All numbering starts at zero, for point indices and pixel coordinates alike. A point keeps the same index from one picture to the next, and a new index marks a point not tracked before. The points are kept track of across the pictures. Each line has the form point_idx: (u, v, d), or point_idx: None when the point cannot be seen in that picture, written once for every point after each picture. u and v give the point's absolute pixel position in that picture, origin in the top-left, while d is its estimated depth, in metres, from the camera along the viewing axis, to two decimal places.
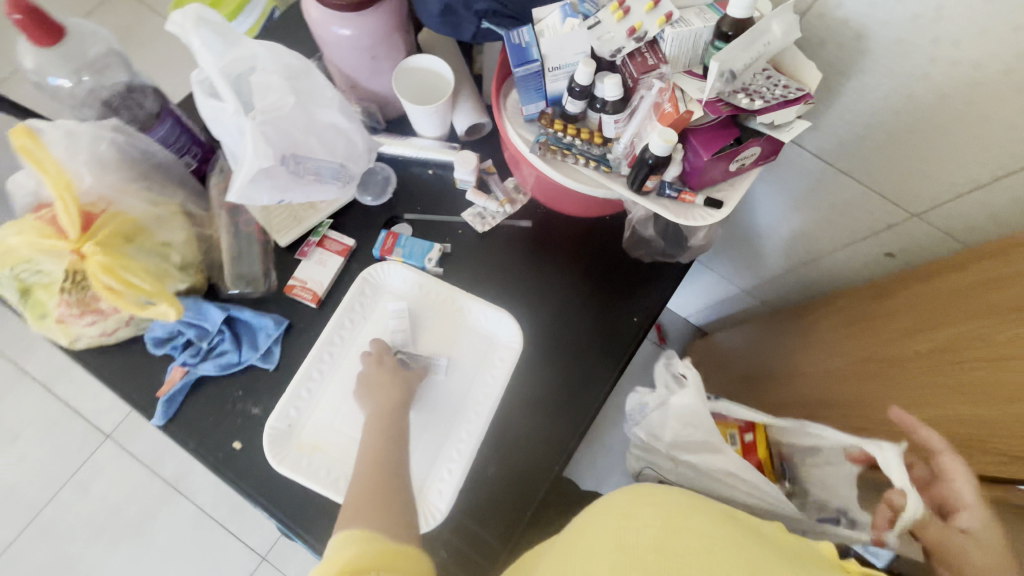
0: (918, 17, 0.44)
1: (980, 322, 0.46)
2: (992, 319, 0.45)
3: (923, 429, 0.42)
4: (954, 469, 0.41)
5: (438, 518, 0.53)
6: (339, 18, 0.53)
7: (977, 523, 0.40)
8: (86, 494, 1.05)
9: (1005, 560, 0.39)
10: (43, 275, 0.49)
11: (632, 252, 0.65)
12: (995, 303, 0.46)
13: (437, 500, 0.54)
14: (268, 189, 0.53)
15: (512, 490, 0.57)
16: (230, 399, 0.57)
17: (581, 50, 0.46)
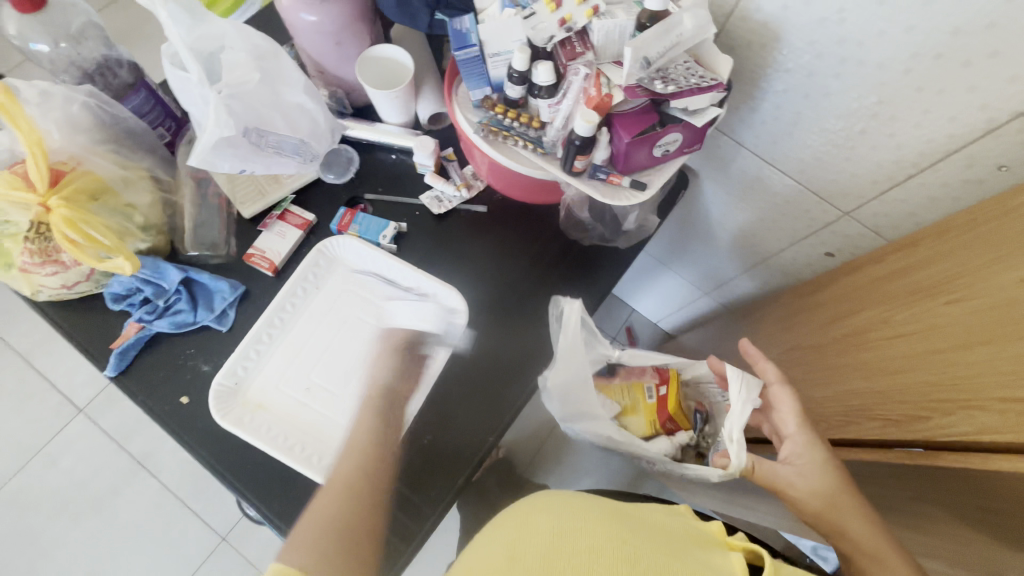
0: (825, 20, 0.47)
1: (886, 306, 0.50)
2: (894, 304, 0.49)
3: (761, 362, 0.50)
4: (779, 398, 0.48)
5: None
6: (305, 5, 0.57)
7: (796, 450, 0.46)
8: (54, 467, 1.07)
9: (827, 479, 0.44)
10: (9, 226, 0.52)
11: (569, 233, 0.68)
12: (896, 289, 0.49)
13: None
14: (230, 158, 0.57)
15: (447, 458, 0.58)
16: (182, 356, 0.59)
17: (517, 38, 0.50)
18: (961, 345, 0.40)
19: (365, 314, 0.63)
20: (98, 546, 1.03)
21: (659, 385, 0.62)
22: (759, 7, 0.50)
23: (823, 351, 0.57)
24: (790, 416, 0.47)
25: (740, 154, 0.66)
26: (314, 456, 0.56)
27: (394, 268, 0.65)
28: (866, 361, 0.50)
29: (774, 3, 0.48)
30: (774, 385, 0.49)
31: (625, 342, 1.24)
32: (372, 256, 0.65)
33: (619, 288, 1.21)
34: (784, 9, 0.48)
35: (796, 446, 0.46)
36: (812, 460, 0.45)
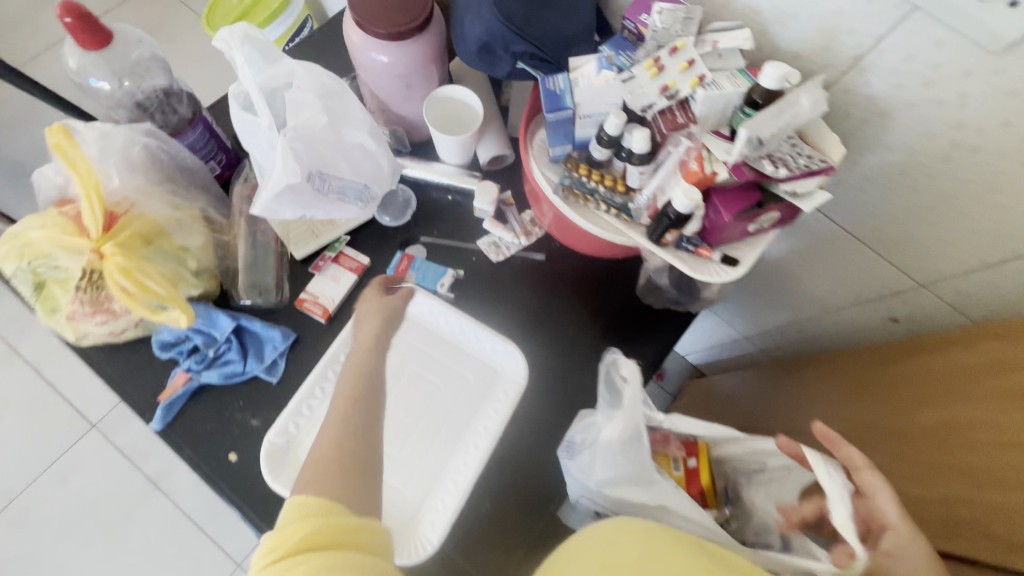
0: (942, 103, 0.44)
1: (981, 403, 0.47)
2: (992, 403, 0.46)
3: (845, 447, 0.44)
4: (872, 486, 0.42)
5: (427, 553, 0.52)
6: (377, 44, 0.54)
7: (902, 542, 0.40)
8: (65, 485, 1.03)
9: None
10: (59, 271, 0.49)
11: (645, 298, 0.65)
12: (992, 387, 0.47)
13: (429, 532, 0.53)
14: (291, 205, 0.54)
15: (500, 524, 0.57)
16: (230, 409, 0.56)
17: (613, 101, 0.48)
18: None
19: (423, 367, 0.62)
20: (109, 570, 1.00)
21: (687, 456, 0.55)
22: (868, 81, 0.47)
23: (895, 441, 0.55)
24: (887, 502, 0.41)
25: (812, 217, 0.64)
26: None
27: (453, 319, 0.62)
28: (960, 462, 0.47)
29: (886, 78, 0.46)
30: (863, 469, 0.43)
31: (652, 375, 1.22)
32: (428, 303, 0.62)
33: None
34: (898, 87, 0.46)
35: (901, 538, 0.40)
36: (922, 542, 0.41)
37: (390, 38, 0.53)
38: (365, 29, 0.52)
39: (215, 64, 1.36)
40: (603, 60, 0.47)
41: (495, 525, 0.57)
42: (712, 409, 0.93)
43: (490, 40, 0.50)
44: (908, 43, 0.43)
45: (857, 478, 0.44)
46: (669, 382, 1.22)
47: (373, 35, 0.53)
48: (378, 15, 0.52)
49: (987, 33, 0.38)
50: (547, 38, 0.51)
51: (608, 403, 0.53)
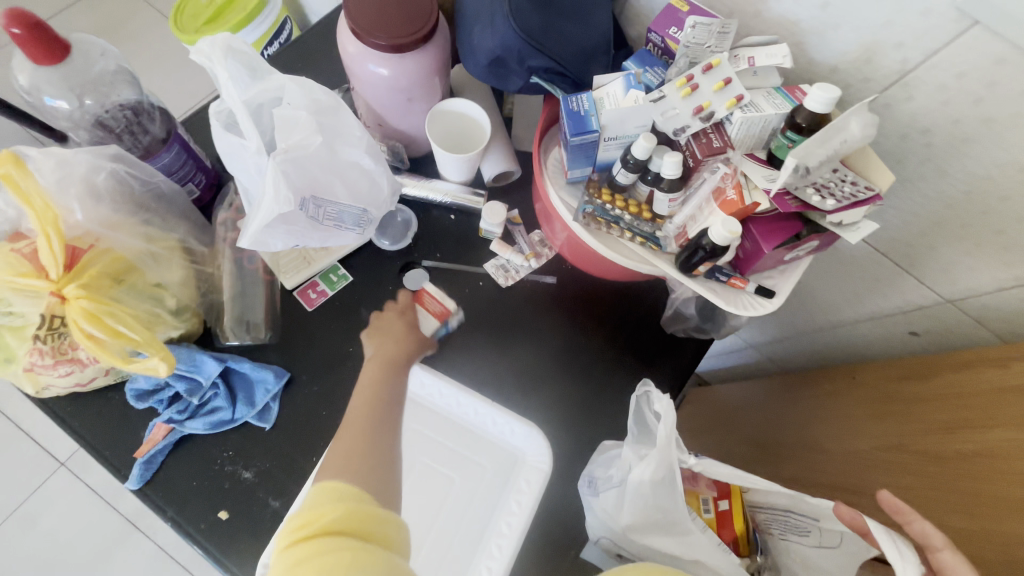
0: (992, 121, 0.41)
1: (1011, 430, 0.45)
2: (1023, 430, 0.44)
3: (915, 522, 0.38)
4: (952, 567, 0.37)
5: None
6: (377, 56, 0.48)
7: None
8: (33, 528, 0.95)
9: None
10: (14, 317, 0.43)
11: (669, 327, 0.61)
12: None
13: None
14: (284, 235, 0.48)
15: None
16: (218, 460, 0.51)
17: (643, 122, 0.43)
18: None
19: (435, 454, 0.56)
20: None
21: (719, 498, 0.56)
22: (911, 97, 0.44)
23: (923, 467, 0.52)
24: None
25: None
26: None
27: (468, 403, 0.56)
28: (1007, 495, 0.43)
29: (933, 95, 0.43)
30: (941, 550, 0.38)
31: None
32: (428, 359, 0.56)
33: None
34: (944, 104, 0.43)
35: None
36: None
37: (390, 50, 0.47)
38: (362, 39, 0.47)
39: (187, 66, 1.28)
40: (631, 78, 0.43)
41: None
42: (719, 420, 0.90)
43: (504, 53, 0.46)
44: (962, 58, 0.40)
45: (932, 560, 0.38)
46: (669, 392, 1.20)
47: (372, 46, 0.47)
48: (377, 24, 0.46)
49: None
50: (567, 52, 0.46)
51: (637, 439, 0.49)
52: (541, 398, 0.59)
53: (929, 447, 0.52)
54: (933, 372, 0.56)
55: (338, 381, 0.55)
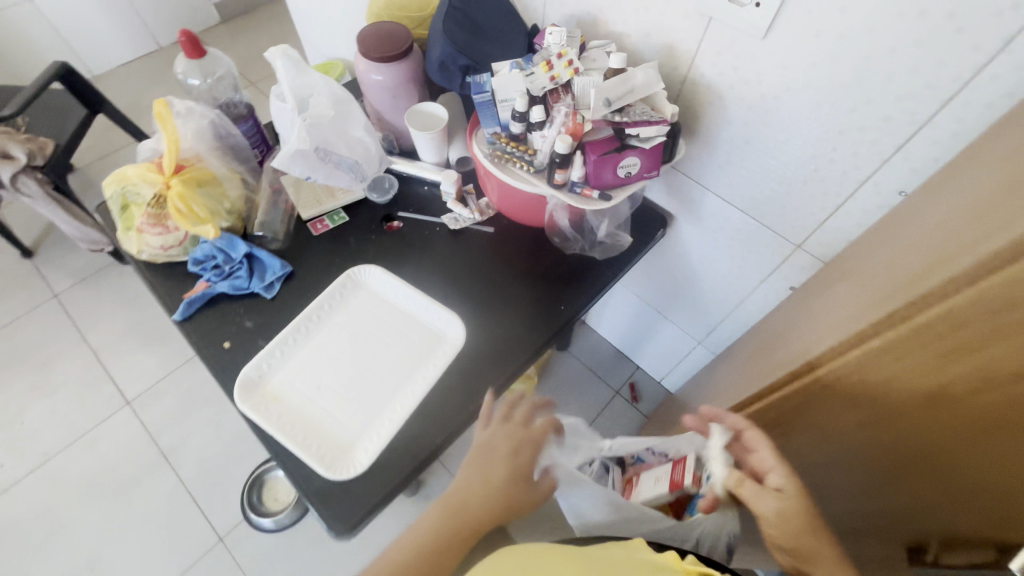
0: (747, 81, 0.63)
1: (843, 298, 0.49)
2: (849, 295, 0.48)
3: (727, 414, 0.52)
4: (755, 440, 0.49)
5: (358, 471, 0.62)
6: (375, 68, 0.79)
7: (781, 481, 0.47)
8: (92, 451, 1.19)
9: (803, 511, 0.45)
10: (140, 197, 0.72)
11: (552, 237, 0.82)
12: (860, 277, 0.49)
13: (364, 455, 0.63)
14: (302, 166, 0.76)
15: (425, 449, 0.64)
16: (232, 312, 0.73)
17: (519, 88, 0.68)
18: (954, 258, 0.33)
19: (376, 332, 0.73)
20: (108, 530, 1.10)
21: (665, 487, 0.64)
22: (701, 74, 0.67)
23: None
24: (768, 454, 0.48)
25: (707, 198, 0.80)
26: (312, 444, 0.63)
27: (410, 296, 0.76)
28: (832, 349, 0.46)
29: (710, 70, 0.65)
30: (746, 429, 0.50)
31: (628, 397, 1.34)
32: (405, 281, 0.78)
33: (626, 344, 1.34)
34: (718, 75, 0.65)
35: (779, 478, 0.47)
36: (795, 494, 0.46)
37: (382, 62, 0.78)
38: (366, 57, 0.78)
39: None
40: (514, 64, 0.69)
41: (427, 453, 0.64)
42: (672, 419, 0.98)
43: (445, 60, 0.75)
44: (714, 42, 0.63)
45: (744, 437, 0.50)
46: (645, 404, 1.33)
47: (372, 61, 0.78)
48: (374, 48, 0.77)
49: (751, 25, 0.58)
50: (484, 61, 0.75)
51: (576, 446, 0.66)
52: (469, 302, 0.77)
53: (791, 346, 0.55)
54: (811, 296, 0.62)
55: (323, 276, 0.78)
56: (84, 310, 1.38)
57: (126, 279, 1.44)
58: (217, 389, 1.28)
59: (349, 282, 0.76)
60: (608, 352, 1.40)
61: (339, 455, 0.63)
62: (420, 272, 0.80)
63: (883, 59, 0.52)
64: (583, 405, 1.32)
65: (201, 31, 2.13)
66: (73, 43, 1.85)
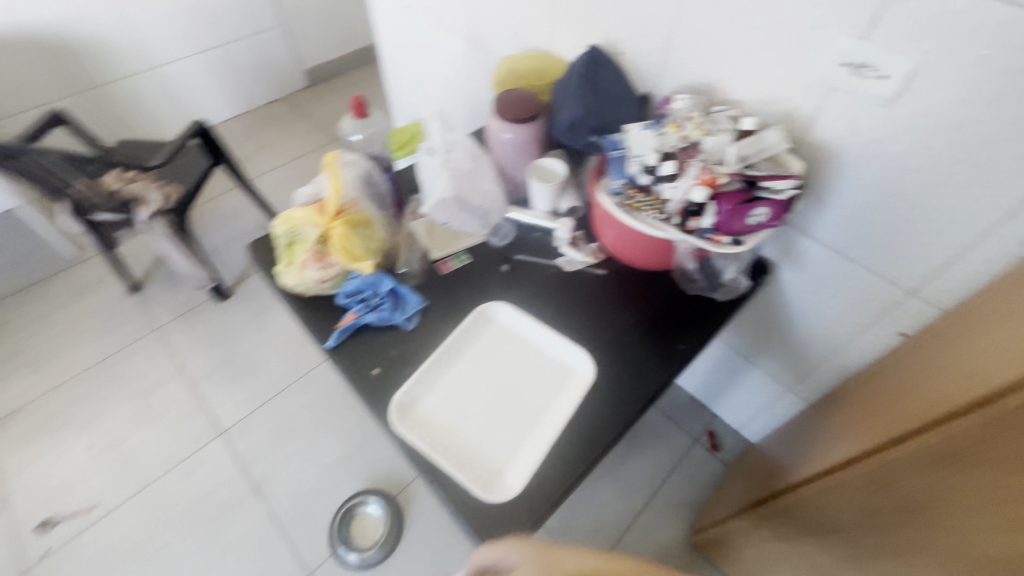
0: (865, 142, 0.70)
1: (975, 353, 0.54)
2: (982, 349, 0.53)
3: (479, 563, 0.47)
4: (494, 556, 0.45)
5: (511, 495, 0.64)
6: (506, 128, 0.90)
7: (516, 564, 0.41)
8: (187, 479, 1.23)
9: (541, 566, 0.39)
10: (304, 236, 0.80)
11: (676, 279, 0.87)
12: (991, 333, 0.54)
13: (513, 480, 0.66)
14: (444, 212, 0.87)
15: (571, 478, 0.67)
16: (378, 342, 0.79)
17: (651, 145, 0.76)
18: None
19: (510, 365, 0.78)
20: (201, 561, 1.12)
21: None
22: (818, 136, 0.74)
23: (899, 478, 0.57)
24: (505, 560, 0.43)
25: (813, 247, 0.86)
26: (464, 469, 0.67)
27: (539, 331, 0.81)
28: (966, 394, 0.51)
29: (828, 132, 0.73)
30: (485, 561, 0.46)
31: (707, 445, 1.34)
32: (537, 316, 0.84)
33: (703, 391, 1.36)
34: (837, 136, 0.72)
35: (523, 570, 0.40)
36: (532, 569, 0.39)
37: (514, 122, 0.89)
38: (501, 118, 0.89)
39: None
40: (645, 125, 0.78)
41: (573, 480, 0.67)
42: (767, 474, 0.97)
43: (576, 121, 0.84)
44: (835, 109, 0.70)
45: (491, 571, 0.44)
46: (725, 453, 1.32)
47: (505, 122, 0.89)
48: (509, 111, 0.89)
49: (873, 93, 0.66)
50: (610, 125, 0.84)
51: None
52: (593, 338, 0.81)
53: (918, 399, 0.60)
54: (932, 351, 0.65)
55: (455, 311, 0.84)
56: (183, 342, 1.47)
57: (221, 315, 1.53)
58: (305, 422, 1.32)
59: (481, 320, 0.82)
60: (684, 400, 1.41)
61: (488, 480, 0.66)
62: (543, 309, 0.85)
63: (1009, 125, 0.58)
64: (662, 452, 1.32)
65: (288, 94, 2.36)
66: (180, 105, 2.08)
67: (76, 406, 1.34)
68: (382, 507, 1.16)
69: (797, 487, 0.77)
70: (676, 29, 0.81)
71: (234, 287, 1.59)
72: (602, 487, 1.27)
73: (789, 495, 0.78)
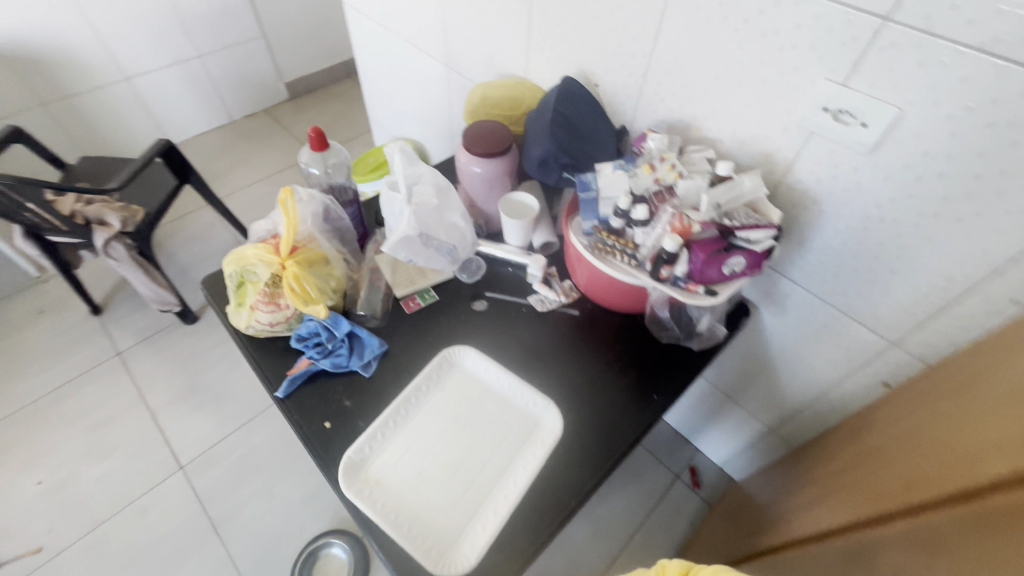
0: (844, 189, 0.67)
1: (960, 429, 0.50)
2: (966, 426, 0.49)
3: None
4: None
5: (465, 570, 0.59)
6: (476, 161, 0.86)
7: None
8: (141, 518, 1.16)
9: None
10: (256, 276, 0.76)
11: (649, 326, 0.82)
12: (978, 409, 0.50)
13: (468, 552, 0.61)
14: (406, 250, 0.80)
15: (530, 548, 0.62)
16: (333, 390, 0.74)
17: (624, 187, 0.73)
18: None
19: (473, 417, 0.73)
20: None
21: None
22: (797, 180, 0.71)
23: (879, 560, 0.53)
24: None
25: (793, 290, 0.82)
26: (415, 536, 0.62)
27: (505, 379, 0.76)
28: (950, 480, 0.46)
29: (807, 177, 0.69)
30: None
31: (689, 482, 1.30)
32: (505, 362, 0.79)
33: (684, 424, 1.32)
34: (815, 181, 0.69)
35: None
36: None
37: (484, 156, 0.84)
38: (470, 151, 0.85)
39: None
40: (618, 164, 0.75)
41: (533, 551, 0.62)
42: (746, 524, 0.93)
43: (547, 157, 0.80)
44: (813, 154, 0.67)
45: None
46: (706, 490, 1.28)
47: (475, 155, 0.85)
48: (479, 144, 0.84)
49: (856, 141, 0.62)
50: (584, 162, 0.80)
51: None
52: (562, 386, 0.77)
53: (900, 472, 0.55)
54: (915, 413, 0.61)
55: (418, 355, 0.79)
56: (146, 370, 1.41)
57: (187, 340, 1.47)
58: (269, 456, 1.26)
59: (445, 366, 0.77)
60: (665, 433, 1.37)
61: (439, 549, 0.62)
62: (511, 353, 0.81)
63: (994, 179, 0.55)
64: (642, 489, 1.28)
65: (269, 106, 2.31)
66: (155, 117, 2.02)
67: (28, 437, 1.27)
68: (347, 549, 1.10)
69: (776, 550, 0.73)
70: (651, 63, 0.77)
71: (202, 310, 1.54)
72: (579, 526, 1.22)
73: (767, 558, 0.73)
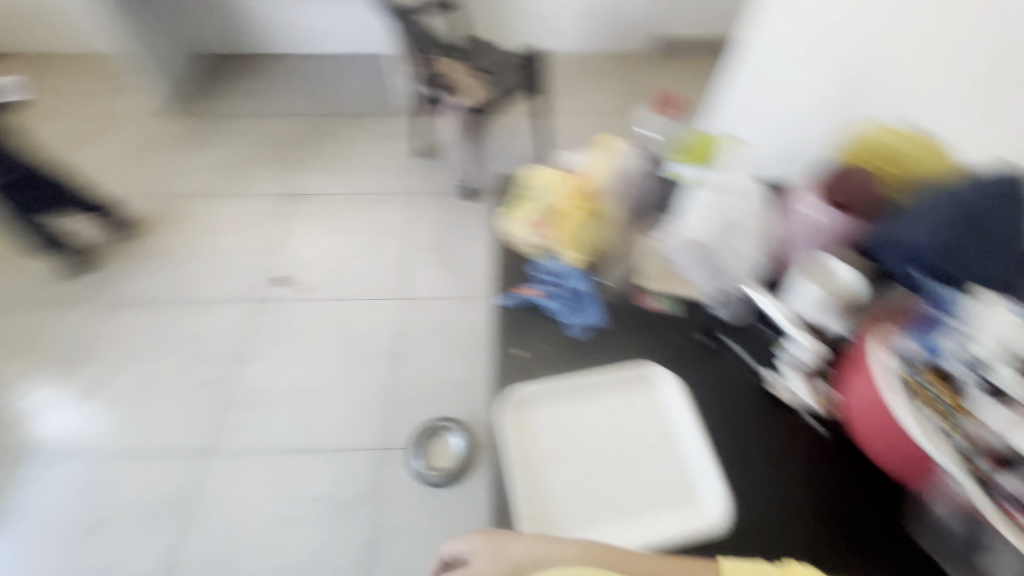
0: None
1: None
2: None
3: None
4: None
5: None
6: (814, 203, 0.71)
7: None
8: (363, 314, 1.47)
9: None
10: (541, 199, 0.87)
11: (906, 508, 0.62)
12: None
13: None
14: (682, 251, 0.77)
15: None
16: (540, 330, 0.76)
17: (999, 333, 0.50)
18: None
19: (638, 443, 0.68)
20: (337, 377, 1.36)
21: None
22: None
23: None
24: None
25: None
26: (527, 501, 0.63)
27: (692, 434, 0.67)
28: None
29: None
30: None
31: None
32: (699, 407, 0.70)
33: None
34: None
35: None
36: None
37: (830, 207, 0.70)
38: (816, 194, 0.72)
39: None
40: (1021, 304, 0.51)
41: None
42: None
43: (913, 242, 0.61)
44: None
45: None
46: None
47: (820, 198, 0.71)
48: (832, 190, 0.72)
49: None
50: (961, 275, 0.59)
51: None
52: (748, 486, 0.64)
53: None
54: None
55: (624, 351, 0.75)
56: (424, 216, 1.70)
57: (459, 212, 1.71)
58: (456, 335, 1.43)
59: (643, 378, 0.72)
60: None
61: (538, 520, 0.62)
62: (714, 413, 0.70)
63: None
64: None
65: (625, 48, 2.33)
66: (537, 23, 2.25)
67: (340, 215, 1.69)
68: (462, 446, 1.22)
69: None
70: None
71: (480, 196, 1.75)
72: None
73: None
